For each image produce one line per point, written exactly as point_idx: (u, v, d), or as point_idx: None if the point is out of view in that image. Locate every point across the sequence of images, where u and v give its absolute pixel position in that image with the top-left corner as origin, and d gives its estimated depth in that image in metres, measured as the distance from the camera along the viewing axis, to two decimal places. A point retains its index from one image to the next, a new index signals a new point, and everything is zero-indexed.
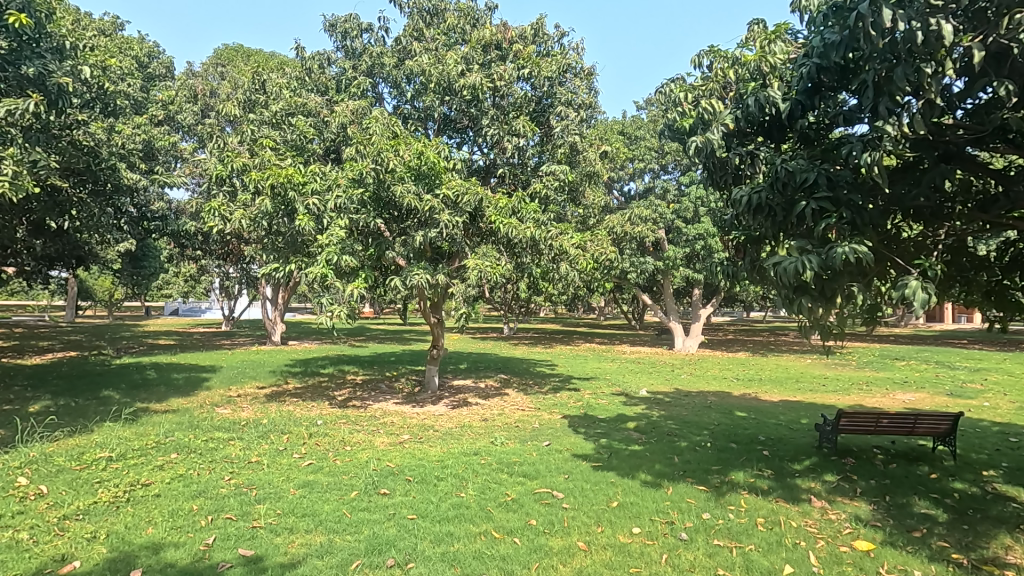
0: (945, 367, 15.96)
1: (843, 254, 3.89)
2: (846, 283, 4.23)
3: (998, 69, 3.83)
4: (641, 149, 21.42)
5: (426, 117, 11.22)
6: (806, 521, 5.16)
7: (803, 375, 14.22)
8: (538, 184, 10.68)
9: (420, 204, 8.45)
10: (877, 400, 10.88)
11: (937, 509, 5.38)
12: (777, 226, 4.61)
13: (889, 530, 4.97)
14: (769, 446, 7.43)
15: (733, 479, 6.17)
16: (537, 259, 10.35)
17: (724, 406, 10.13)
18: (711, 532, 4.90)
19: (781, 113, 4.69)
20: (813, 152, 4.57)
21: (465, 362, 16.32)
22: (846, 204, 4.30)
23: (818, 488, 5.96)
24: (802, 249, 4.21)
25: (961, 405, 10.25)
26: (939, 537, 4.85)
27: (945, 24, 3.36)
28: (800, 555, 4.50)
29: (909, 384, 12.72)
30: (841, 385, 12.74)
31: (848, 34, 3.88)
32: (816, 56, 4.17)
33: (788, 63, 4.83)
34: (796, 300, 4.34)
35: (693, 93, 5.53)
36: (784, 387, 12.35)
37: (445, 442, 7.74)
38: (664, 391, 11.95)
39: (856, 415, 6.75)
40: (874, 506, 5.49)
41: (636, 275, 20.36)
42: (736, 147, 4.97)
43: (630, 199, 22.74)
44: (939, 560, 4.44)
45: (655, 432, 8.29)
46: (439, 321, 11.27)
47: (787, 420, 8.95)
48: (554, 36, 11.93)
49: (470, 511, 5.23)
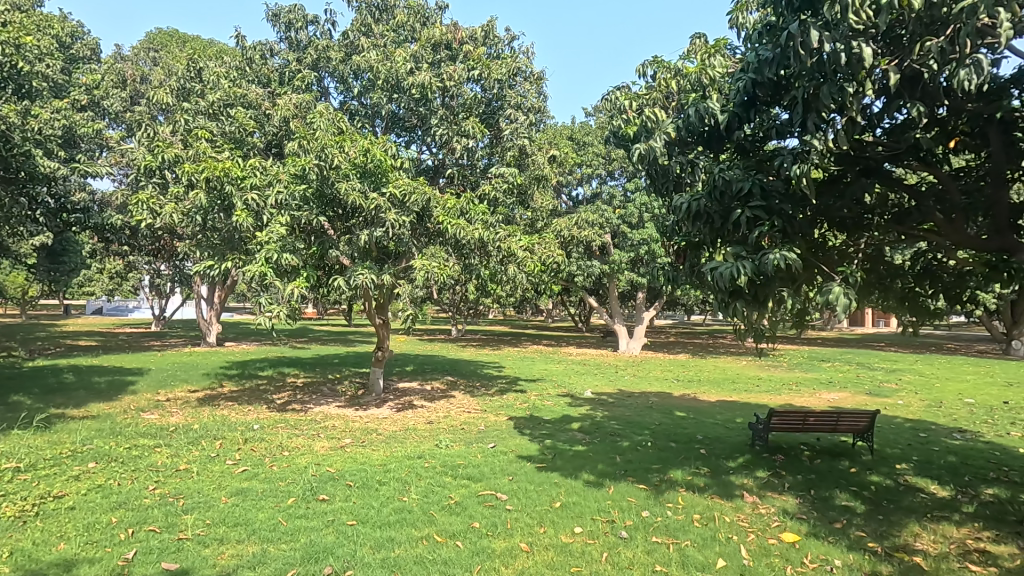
0: (865, 368, 17.13)
1: (776, 260, 4.09)
2: (778, 288, 4.46)
3: (911, 92, 4.15)
4: (589, 155, 21.84)
5: (374, 114, 11.00)
6: (738, 516, 5.39)
7: (739, 377, 14.85)
8: (486, 186, 10.64)
9: (365, 203, 8.30)
10: (804, 399, 11.53)
11: (856, 501, 5.74)
12: (715, 233, 4.78)
13: (813, 522, 5.26)
14: (706, 444, 7.71)
15: (672, 478, 6.36)
16: (485, 262, 10.31)
17: (665, 406, 10.46)
18: (650, 530, 5.03)
19: (719, 125, 4.87)
20: (748, 163, 4.77)
21: (411, 363, 16.12)
22: (778, 213, 4.50)
23: (751, 484, 6.24)
24: (737, 255, 4.40)
25: (878, 404, 11.02)
26: (857, 527, 5.17)
27: (866, 46, 3.55)
28: (733, 548, 4.69)
29: (833, 385, 13.53)
30: (772, 385, 13.45)
31: (780, 52, 4.09)
32: (751, 71, 4.38)
33: (726, 76, 5.06)
34: (731, 304, 4.54)
35: (638, 101, 5.61)
36: (721, 388, 12.87)
37: (388, 446, 7.60)
38: (608, 392, 12.21)
39: (785, 414, 7.15)
40: (800, 500, 5.80)
41: (582, 279, 20.71)
42: (677, 155, 5.13)
43: (578, 204, 23.09)
44: (857, 549, 4.73)
45: (599, 432, 8.46)
46: (385, 322, 11.08)
47: (723, 419, 9.33)
48: (505, 39, 12.00)
49: (412, 515, 5.15)
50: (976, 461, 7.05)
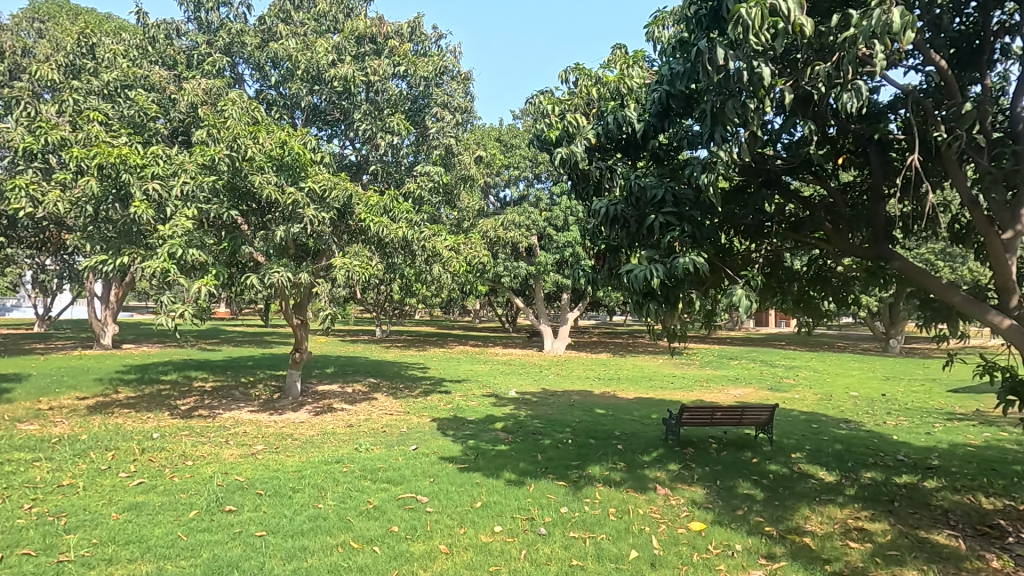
0: (768, 365, 18.48)
1: (685, 264, 4.34)
2: (687, 290, 4.72)
3: (804, 112, 4.54)
4: (516, 157, 22.07)
5: (293, 105, 10.54)
6: (651, 508, 5.64)
7: (656, 375, 15.55)
8: (412, 184, 10.46)
9: (281, 197, 7.92)
10: (714, 395, 12.28)
11: (756, 489, 6.17)
12: (631, 237, 4.98)
13: (717, 510, 5.60)
14: (623, 440, 8.02)
15: (590, 473, 6.56)
16: (410, 261, 10.13)
17: (586, 404, 10.76)
18: (568, 525, 5.15)
19: (636, 133, 5.10)
20: (662, 170, 5.01)
21: (332, 365, 15.56)
22: (687, 220, 4.76)
23: (663, 476, 6.55)
24: (650, 258, 4.62)
25: (778, 398, 11.93)
26: (756, 513, 5.57)
27: (765, 66, 3.83)
28: (645, 539, 4.90)
29: (740, 381, 14.50)
30: (686, 382, 14.21)
31: (691, 67, 4.33)
32: (666, 84, 4.62)
33: (643, 87, 5.31)
34: (644, 305, 4.73)
35: (560, 106, 5.68)
36: (639, 386, 13.42)
37: (304, 451, 7.29)
38: (532, 391, 12.39)
39: (695, 410, 7.57)
40: (707, 490, 6.16)
41: (509, 280, 20.89)
42: (597, 160, 5.30)
43: (506, 205, 23.27)
44: (756, 533, 5.10)
45: (521, 431, 8.55)
46: (303, 322, 10.61)
47: (640, 415, 9.75)
48: (432, 37, 11.87)
49: (327, 522, 4.97)
50: (858, 448, 7.81)
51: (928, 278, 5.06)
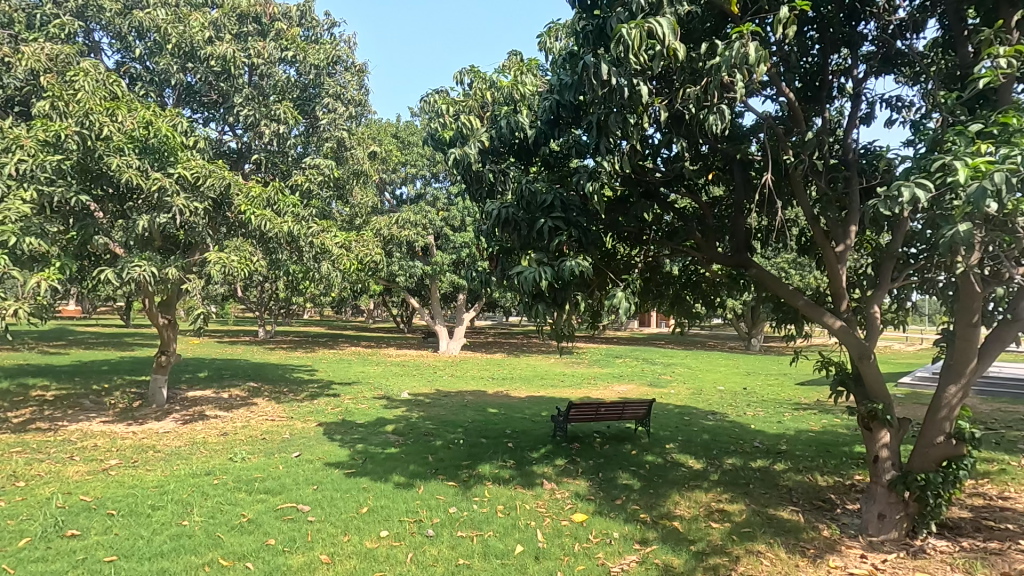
0: (649, 363, 19.84)
1: (571, 267, 4.52)
2: (573, 292, 4.93)
3: (678, 130, 4.92)
4: (414, 155, 21.73)
5: (163, 83, 9.56)
6: (537, 503, 5.82)
7: (547, 373, 16.08)
8: (300, 176, 9.91)
9: (145, 183, 7.14)
10: (599, 392, 12.95)
11: (634, 479, 6.60)
12: (522, 240, 5.11)
13: (598, 501, 5.92)
14: (514, 438, 8.19)
15: (481, 472, 6.62)
16: (296, 258, 9.59)
17: (479, 404, 10.86)
18: (455, 525, 5.16)
19: (528, 139, 5.25)
20: (552, 177, 5.20)
21: (206, 369, 14.28)
22: (574, 225, 4.98)
23: (550, 471, 6.79)
24: (539, 260, 4.76)
25: (656, 393, 12.86)
26: (633, 501, 5.95)
27: (643, 85, 4.10)
28: (530, 533, 5.04)
29: (623, 378, 15.41)
30: (575, 380, 14.84)
31: (578, 79, 4.54)
32: (555, 94, 4.80)
33: (535, 95, 5.49)
34: (533, 306, 4.88)
35: (455, 107, 5.71)
36: (531, 385, 13.80)
37: (168, 464, 6.61)
38: (425, 392, 12.26)
39: (581, 406, 7.94)
40: (590, 482, 6.49)
41: (404, 279, 20.51)
42: (490, 163, 5.38)
43: (402, 203, 22.82)
44: (632, 520, 5.45)
45: (413, 433, 8.43)
46: (172, 322, 9.63)
47: (530, 414, 10.02)
48: (325, 24, 11.35)
49: (193, 541, 4.56)
50: (722, 437, 8.63)
51: (779, 285, 5.71)
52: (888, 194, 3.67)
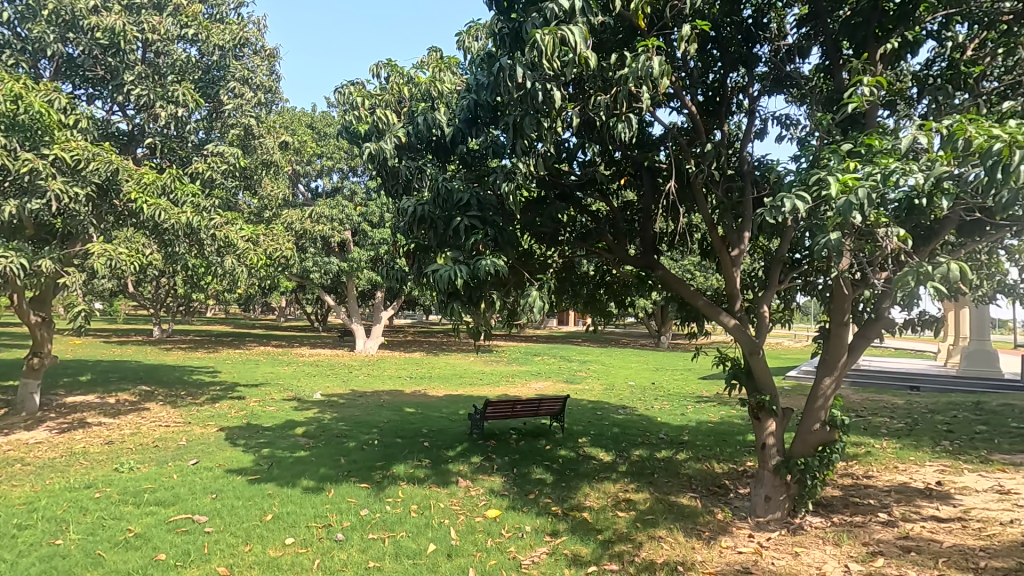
0: (566, 360, 20.40)
1: (487, 266, 4.56)
2: (489, 291, 4.97)
3: (590, 135, 5.10)
4: (330, 147, 20.94)
5: (37, 53, 8.56)
6: (452, 501, 5.82)
7: (466, 372, 16.10)
8: (201, 164, 9.25)
9: (12, 164, 6.35)
10: (517, 389, 13.16)
11: (547, 474, 6.77)
12: (439, 238, 5.09)
13: (512, 496, 6.02)
14: (430, 437, 8.14)
15: (394, 473, 6.52)
16: (196, 251, 8.94)
17: (395, 404, 10.67)
18: (367, 527, 5.05)
19: (445, 137, 5.22)
20: (469, 176, 5.22)
21: (89, 372, 12.96)
22: (490, 224, 5.02)
23: (465, 469, 6.81)
24: (455, 259, 4.76)
25: (571, 390, 13.26)
26: (545, 495, 6.12)
27: (556, 90, 4.20)
28: (443, 532, 5.04)
29: (540, 376, 15.75)
30: (493, 378, 14.98)
31: (494, 80, 4.58)
32: (473, 93, 4.82)
33: (453, 93, 5.48)
34: (449, 304, 4.89)
35: (371, 100, 5.57)
36: (449, 383, 13.75)
37: (39, 479, 5.94)
38: (339, 393, 11.87)
39: (498, 404, 8.03)
40: (505, 478, 6.58)
41: (318, 276, 19.72)
42: (406, 159, 5.30)
43: (317, 197, 21.92)
44: (544, 513, 5.60)
45: (324, 435, 8.14)
46: (45, 320, 8.61)
47: (448, 412, 9.99)
48: (231, 2, 10.66)
49: (68, 562, 4.13)
50: (630, 430, 9.06)
51: (682, 286, 6.08)
52: (772, 204, 4.03)
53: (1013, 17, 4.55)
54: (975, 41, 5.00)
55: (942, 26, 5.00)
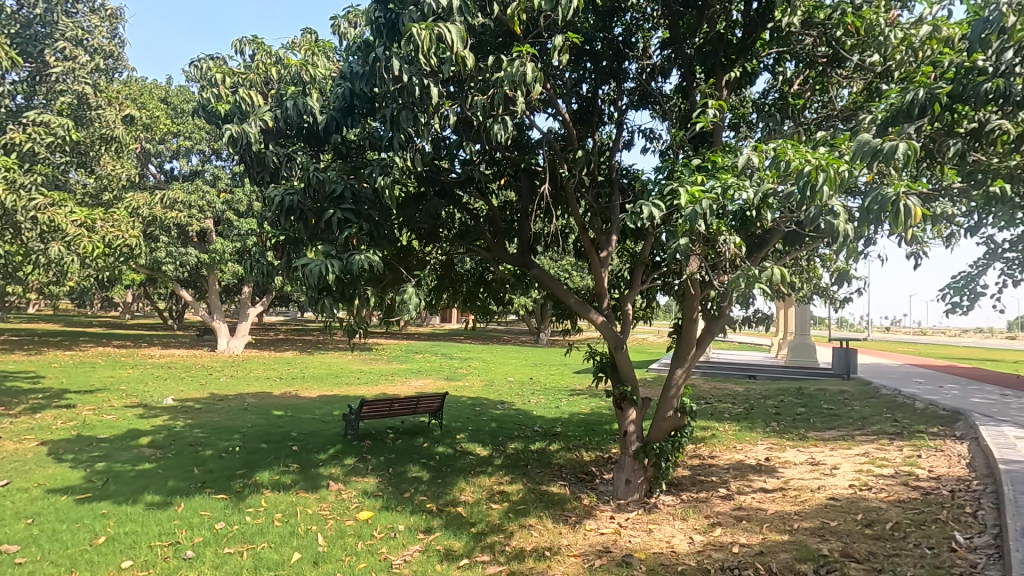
0: (447, 357, 20.41)
1: (361, 261, 4.40)
2: (363, 287, 4.81)
3: (468, 134, 5.15)
4: (188, 126, 18.94)
5: None
6: (321, 506, 5.57)
7: (343, 371, 15.46)
8: (17, 134, 7.89)
9: None
10: (396, 388, 12.91)
11: (423, 471, 6.73)
12: (310, 230, 4.83)
13: (386, 497, 5.91)
14: (299, 441, 7.70)
15: (257, 481, 6.08)
16: (9, 235, 7.61)
17: (262, 407, 9.95)
18: (222, 542, 4.67)
19: (317, 124, 4.96)
20: (344, 167, 5.01)
21: None
22: (366, 218, 4.87)
23: (337, 472, 6.55)
24: (327, 253, 4.53)
25: (451, 387, 13.30)
26: (421, 493, 6.08)
27: (433, 86, 4.17)
28: (310, 539, 4.81)
29: (421, 373, 15.60)
30: (371, 377, 14.53)
31: (370, 70, 4.43)
32: (348, 81, 4.63)
33: (327, 80, 5.22)
34: (319, 300, 4.60)
35: (233, 78, 5.13)
36: (323, 383, 13.11)
37: None
38: (195, 397, 10.80)
39: (374, 403, 7.82)
40: (379, 479, 6.43)
41: (172, 268, 17.76)
42: (274, 145, 4.96)
43: (172, 180, 19.73)
44: (418, 511, 5.56)
45: (175, 443, 7.36)
46: None
47: (320, 413, 9.52)
48: None
49: None
50: (507, 424, 9.30)
51: (556, 284, 6.37)
52: (633, 210, 4.36)
53: (827, 61, 5.41)
54: (799, 78, 5.72)
55: (775, 62, 5.69)
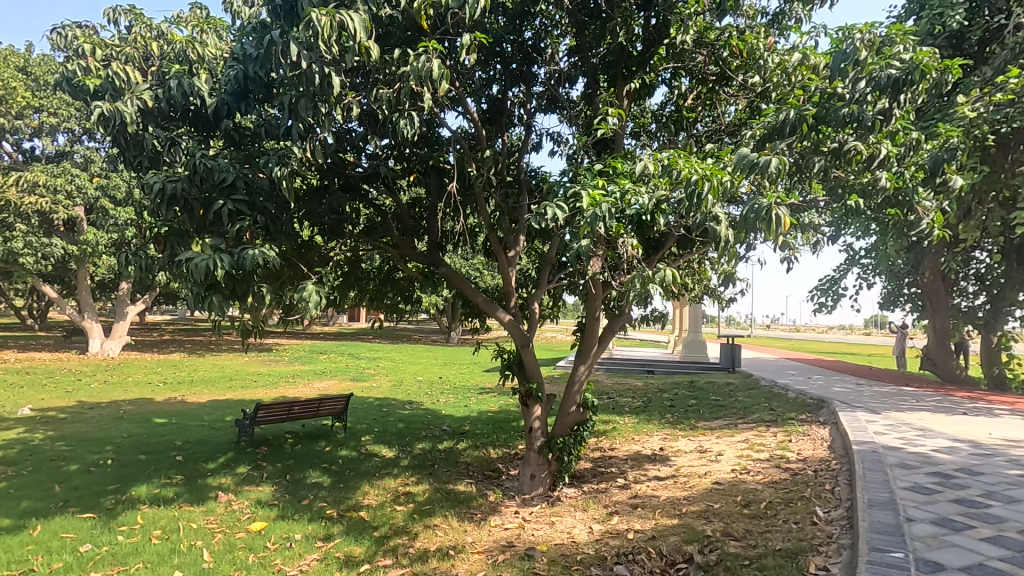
0: (354, 358, 19.74)
1: (254, 256, 4.11)
2: (257, 284, 4.49)
3: (373, 128, 5.00)
4: (54, 100, 16.81)
5: None
6: (207, 519, 5.18)
7: (237, 373, 14.45)
8: None
9: None
10: (296, 390, 12.28)
11: (324, 476, 6.46)
12: (196, 222, 4.45)
13: (282, 505, 5.61)
14: (185, 450, 7.09)
15: (133, 496, 5.53)
16: None
17: (141, 415, 9.05)
18: (88, 566, 4.19)
19: (206, 107, 4.59)
20: (236, 155, 4.67)
21: None
22: (260, 210, 4.58)
23: (228, 482, 6.11)
24: (215, 247, 4.18)
25: (357, 388, 12.88)
26: (321, 499, 5.83)
27: (335, 76, 4.00)
28: (194, 555, 4.46)
29: (324, 374, 14.96)
30: (269, 379, 13.71)
31: (266, 53, 4.17)
32: (241, 64, 4.33)
33: (217, 61, 4.85)
34: (207, 297, 4.22)
35: (105, 50, 4.60)
36: (214, 387, 12.18)
37: None
38: (58, 406, 9.60)
39: (270, 407, 7.39)
40: (275, 487, 6.08)
41: (32, 260, 15.68)
42: (154, 128, 4.51)
43: (33, 161, 17.42)
44: (317, 518, 5.33)
45: (32, 459, 6.50)
46: None
47: (210, 420, 8.83)
48: None
49: None
50: (414, 424, 9.16)
51: (464, 283, 6.35)
52: (538, 211, 4.46)
53: (716, 78, 5.84)
54: (692, 93, 6.13)
55: (671, 76, 6.06)
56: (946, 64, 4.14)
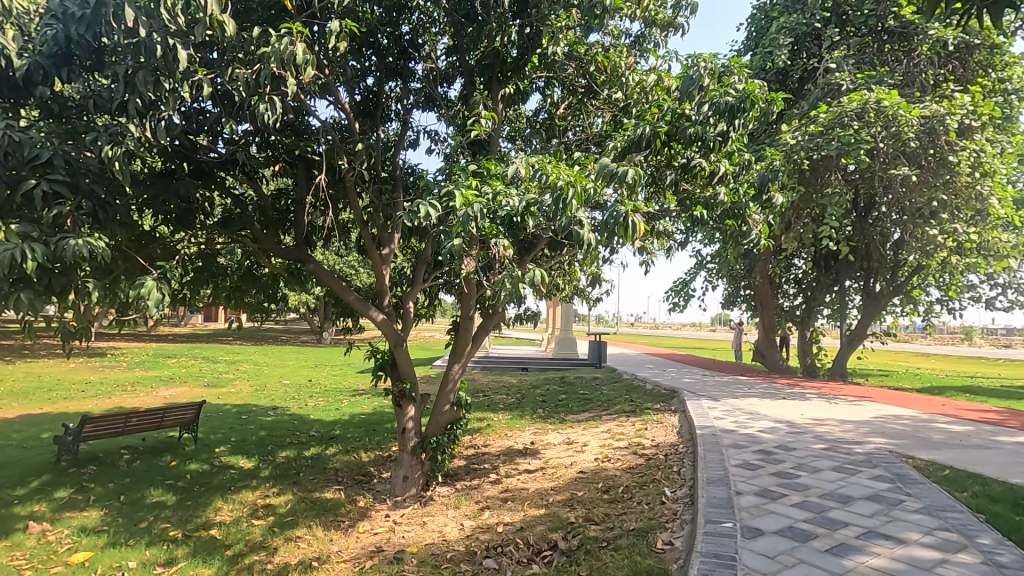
0: (209, 361, 17.96)
1: (76, 247, 3.53)
2: (81, 279, 3.86)
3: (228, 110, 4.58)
4: None
5: None
6: (12, 556, 4.41)
7: (60, 382, 12.44)
8: None
9: None
10: (137, 399, 10.87)
11: (168, 494, 5.79)
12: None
13: (114, 530, 4.94)
14: None
15: None
16: None
17: None
18: None
19: (13, 70, 3.88)
20: (55, 128, 4.01)
21: None
22: (85, 194, 3.97)
23: (43, 509, 5.25)
24: (24, 235, 3.52)
25: (212, 394, 11.74)
26: (163, 520, 5.22)
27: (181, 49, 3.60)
28: None
29: (172, 380, 13.42)
30: (102, 387, 11.98)
31: (93, 14, 3.63)
32: (61, 22, 3.72)
33: (30, 16, 4.13)
34: (12, 294, 3.54)
35: None
36: (28, 399, 10.37)
37: None
38: None
39: (100, 419, 6.46)
40: (105, 510, 5.34)
41: None
42: None
43: None
44: (157, 542, 4.78)
45: None
46: None
47: (21, 438, 7.50)
48: None
49: None
50: (278, 431, 8.56)
51: (334, 281, 6.05)
52: (411, 209, 4.40)
53: (584, 91, 6.19)
54: (564, 103, 6.43)
55: (545, 85, 6.31)
56: (772, 97, 4.77)
